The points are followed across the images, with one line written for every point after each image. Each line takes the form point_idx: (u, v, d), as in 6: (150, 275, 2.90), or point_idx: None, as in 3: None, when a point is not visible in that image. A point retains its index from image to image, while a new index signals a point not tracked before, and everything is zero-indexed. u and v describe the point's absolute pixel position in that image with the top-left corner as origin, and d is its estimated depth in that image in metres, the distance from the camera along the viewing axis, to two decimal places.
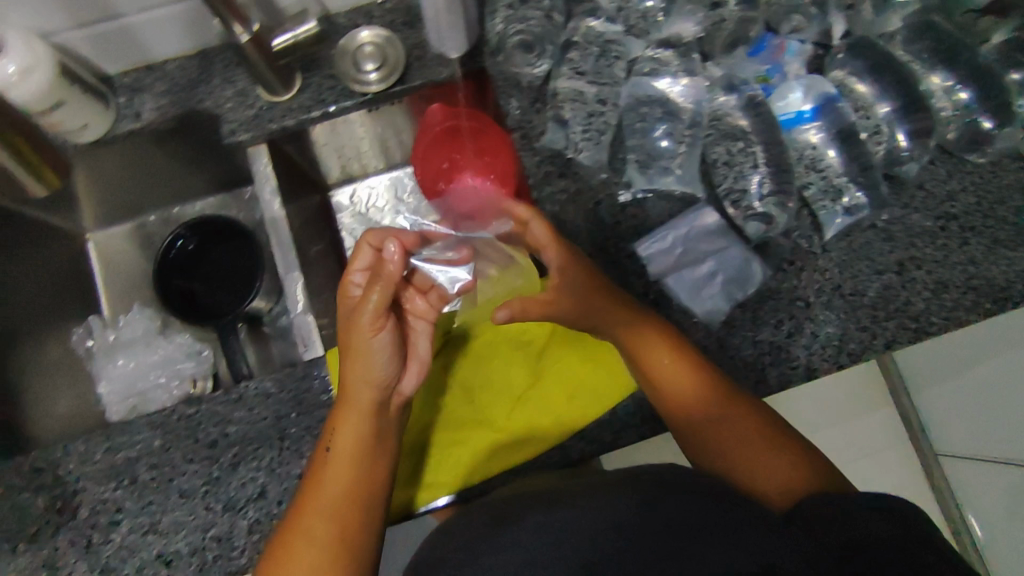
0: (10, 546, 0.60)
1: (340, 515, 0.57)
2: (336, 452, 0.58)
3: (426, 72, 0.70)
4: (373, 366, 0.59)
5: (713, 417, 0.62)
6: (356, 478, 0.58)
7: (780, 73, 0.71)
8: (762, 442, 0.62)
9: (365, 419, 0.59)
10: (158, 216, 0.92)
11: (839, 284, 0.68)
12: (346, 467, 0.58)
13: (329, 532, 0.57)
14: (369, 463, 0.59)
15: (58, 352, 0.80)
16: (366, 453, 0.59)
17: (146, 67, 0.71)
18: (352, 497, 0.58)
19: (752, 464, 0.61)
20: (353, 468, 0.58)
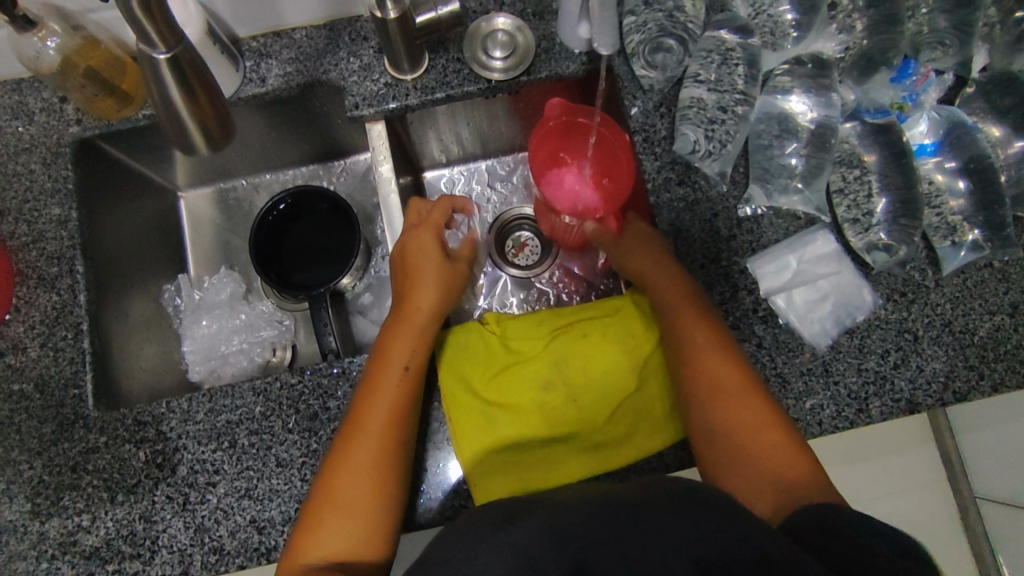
0: (109, 495, 0.60)
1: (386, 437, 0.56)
2: (396, 375, 0.59)
3: (553, 65, 0.71)
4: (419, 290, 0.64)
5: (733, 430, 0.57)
6: (395, 410, 0.57)
7: (916, 102, 0.70)
8: (792, 462, 0.55)
9: (404, 348, 0.61)
10: (248, 181, 0.89)
11: (949, 321, 0.67)
12: (392, 395, 0.58)
13: (370, 458, 0.55)
14: (394, 388, 0.58)
15: (151, 305, 0.79)
16: (409, 385, 0.59)
17: (275, 33, 0.72)
18: (395, 430, 0.57)
19: (755, 459, 0.56)
20: (396, 397, 0.58)
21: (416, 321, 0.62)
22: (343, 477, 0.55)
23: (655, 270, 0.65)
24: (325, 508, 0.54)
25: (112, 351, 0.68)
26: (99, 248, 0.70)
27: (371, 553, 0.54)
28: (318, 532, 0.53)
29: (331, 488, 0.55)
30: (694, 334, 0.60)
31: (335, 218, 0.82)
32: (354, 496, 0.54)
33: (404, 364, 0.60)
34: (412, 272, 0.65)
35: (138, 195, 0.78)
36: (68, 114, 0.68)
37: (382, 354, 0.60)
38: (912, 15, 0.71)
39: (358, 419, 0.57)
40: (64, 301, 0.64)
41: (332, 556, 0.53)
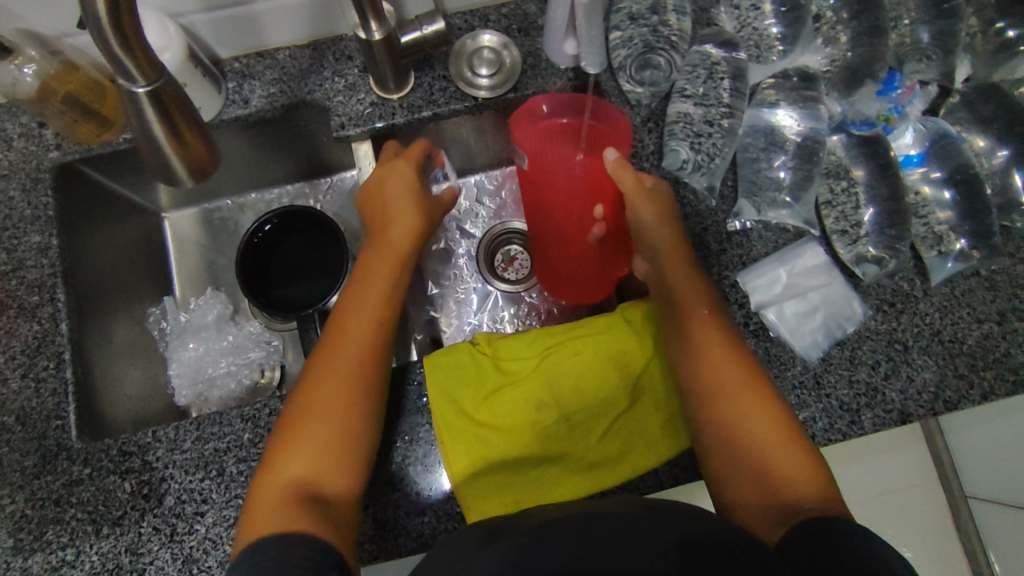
0: (94, 528, 0.59)
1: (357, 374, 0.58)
2: (375, 286, 0.62)
3: (539, 81, 0.71)
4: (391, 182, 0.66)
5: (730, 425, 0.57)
6: (369, 340, 0.60)
7: (901, 113, 0.70)
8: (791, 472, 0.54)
9: (385, 272, 0.63)
10: (233, 201, 0.88)
11: (938, 330, 0.67)
12: (366, 330, 0.60)
13: (343, 381, 0.57)
14: (371, 289, 0.62)
15: (135, 329, 0.78)
16: (391, 292, 0.62)
17: (258, 53, 0.71)
18: (367, 364, 0.59)
19: (766, 471, 0.54)
20: (371, 310, 0.61)
21: (389, 252, 0.64)
22: (320, 385, 0.57)
23: (675, 259, 0.62)
24: (298, 427, 0.56)
25: (96, 379, 0.67)
26: (81, 274, 0.69)
27: (339, 484, 0.54)
28: (287, 455, 0.54)
29: (300, 416, 0.56)
30: (707, 341, 0.59)
31: (322, 236, 0.81)
32: (323, 425, 0.55)
33: (384, 295, 0.62)
34: (384, 180, 0.66)
35: (121, 218, 0.77)
36: (48, 139, 0.67)
37: (357, 285, 0.63)
38: (894, 27, 0.72)
39: (337, 340, 0.59)
40: (45, 331, 0.63)
41: (302, 475, 0.54)
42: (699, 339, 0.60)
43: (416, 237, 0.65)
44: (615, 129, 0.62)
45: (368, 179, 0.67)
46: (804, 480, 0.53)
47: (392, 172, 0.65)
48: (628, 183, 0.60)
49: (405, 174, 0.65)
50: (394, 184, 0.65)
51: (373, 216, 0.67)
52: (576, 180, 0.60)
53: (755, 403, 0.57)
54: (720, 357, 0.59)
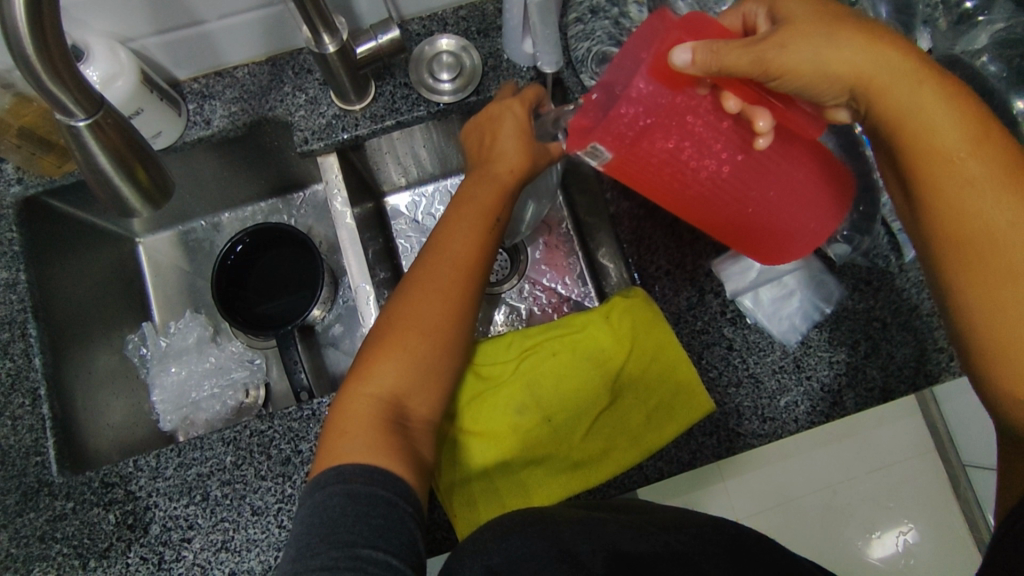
0: (80, 562, 0.58)
1: (448, 297, 0.58)
2: (487, 224, 0.61)
3: (501, 82, 0.70)
4: (502, 136, 0.63)
5: (994, 245, 0.44)
6: (467, 268, 0.59)
7: None
8: None
9: (488, 199, 0.62)
10: (207, 221, 0.87)
11: (916, 305, 0.67)
12: (465, 251, 0.60)
13: (444, 312, 0.58)
14: (484, 232, 0.61)
15: (115, 358, 0.78)
16: (492, 234, 0.62)
17: (216, 73, 0.71)
18: (463, 292, 0.59)
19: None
20: (479, 239, 0.61)
21: (500, 162, 0.62)
22: (422, 308, 0.57)
23: (881, 71, 0.47)
24: (397, 342, 0.56)
25: (77, 411, 0.67)
26: (54, 307, 0.68)
27: (425, 408, 0.56)
28: (382, 366, 0.56)
29: (391, 324, 0.57)
30: (974, 191, 0.45)
31: (298, 251, 0.81)
32: (420, 330, 0.57)
33: (496, 215, 0.62)
34: (495, 128, 0.63)
35: (92, 247, 0.77)
36: (8, 173, 0.67)
37: (460, 216, 0.61)
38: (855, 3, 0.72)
39: (438, 257, 0.60)
40: (19, 367, 0.63)
41: (393, 391, 0.55)
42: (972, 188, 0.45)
43: (520, 179, 0.63)
44: (669, 30, 0.47)
45: (482, 112, 0.64)
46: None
47: (502, 117, 0.63)
48: (733, 55, 0.45)
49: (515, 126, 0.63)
50: (507, 134, 0.62)
51: (479, 146, 0.65)
52: (665, 94, 0.49)
53: None
54: (997, 221, 0.44)
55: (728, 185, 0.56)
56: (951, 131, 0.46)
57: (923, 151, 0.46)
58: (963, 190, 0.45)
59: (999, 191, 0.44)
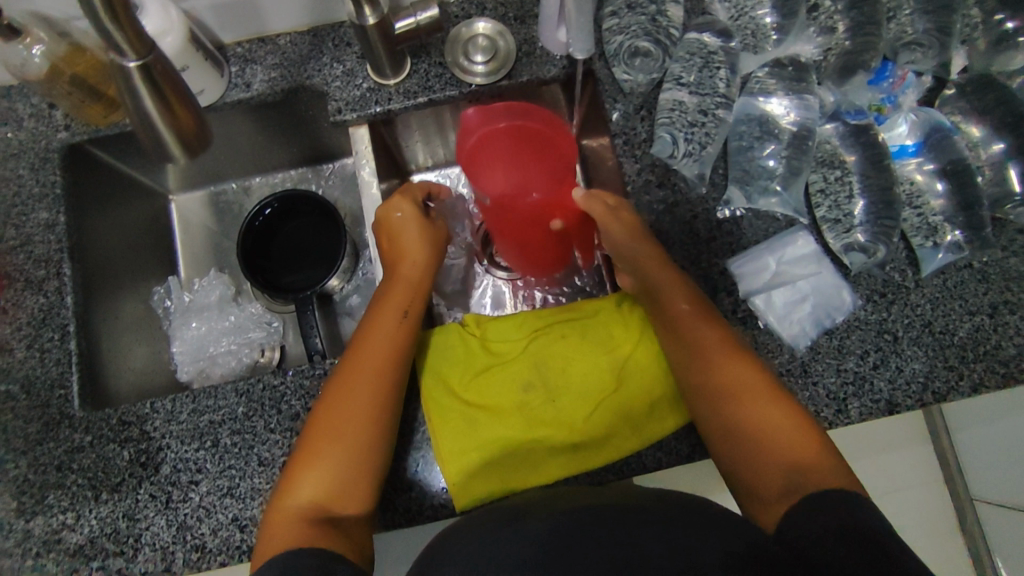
0: (93, 493, 0.61)
1: (368, 399, 0.56)
2: (394, 323, 0.61)
3: (534, 69, 0.72)
4: (405, 232, 0.68)
5: (727, 386, 0.57)
6: (385, 372, 0.58)
7: (894, 103, 0.71)
8: (806, 439, 0.54)
9: (403, 299, 0.63)
10: (238, 184, 0.90)
11: (929, 321, 0.67)
12: (385, 350, 0.59)
13: (366, 406, 0.56)
14: (391, 330, 0.60)
15: (140, 307, 0.81)
16: (405, 331, 0.61)
17: (259, 39, 0.73)
18: (376, 387, 0.57)
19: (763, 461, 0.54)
20: (390, 339, 0.60)
21: (405, 274, 0.65)
22: (334, 417, 0.56)
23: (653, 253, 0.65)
24: (311, 453, 0.55)
25: (101, 352, 0.69)
26: (88, 251, 0.71)
27: (355, 505, 0.54)
28: (302, 477, 0.54)
29: (312, 439, 0.55)
30: (707, 357, 0.59)
31: (322, 220, 0.83)
32: (337, 443, 0.55)
33: (402, 313, 0.62)
34: (395, 230, 0.68)
35: (128, 198, 0.80)
36: (57, 119, 0.70)
37: (371, 322, 0.61)
38: (894, 17, 0.72)
39: (353, 369, 0.58)
40: (51, 303, 0.66)
41: (315, 499, 0.53)
42: (714, 360, 0.59)
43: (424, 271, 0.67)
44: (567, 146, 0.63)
45: (377, 218, 0.69)
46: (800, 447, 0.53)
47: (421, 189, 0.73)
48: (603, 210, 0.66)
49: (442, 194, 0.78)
50: (405, 232, 0.68)
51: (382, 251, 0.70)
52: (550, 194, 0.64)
53: (770, 455, 0.54)
54: (735, 378, 0.57)
55: (523, 241, 0.71)
56: (701, 330, 0.60)
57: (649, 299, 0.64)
58: (697, 344, 0.60)
59: (726, 354, 0.59)
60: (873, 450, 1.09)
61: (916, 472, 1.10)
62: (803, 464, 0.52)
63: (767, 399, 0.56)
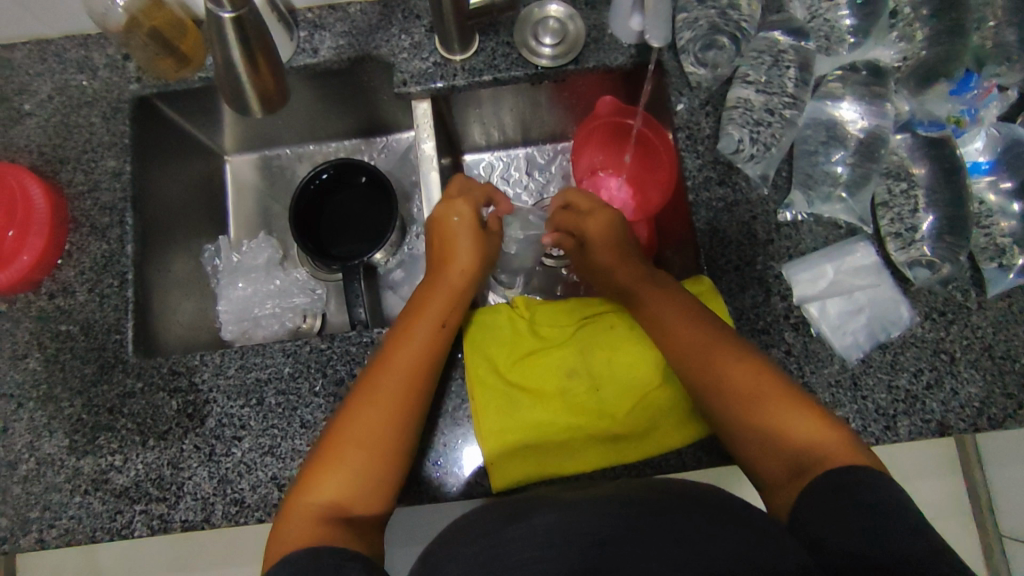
0: (141, 439, 0.62)
1: (399, 397, 0.56)
2: (432, 332, 0.60)
3: (602, 55, 0.71)
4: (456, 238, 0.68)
5: (717, 383, 0.57)
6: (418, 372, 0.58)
7: (974, 117, 0.69)
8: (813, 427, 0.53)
9: (442, 307, 0.63)
10: (292, 150, 0.91)
11: (989, 345, 0.65)
12: (416, 352, 0.59)
13: (395, 415, 0.56)
14: (428, 340, 0.60)
15: (192, 263, 0.82)
16: (440, 343, 0.60)
17: (330, 6, 0.73)
18: (408, 396, 0.56)
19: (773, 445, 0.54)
20: (426, 346, 0.59)
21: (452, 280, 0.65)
22: (364, 419, 0.55)
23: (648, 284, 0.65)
24: (336, 452, 0.54)
25: (154, 302, 0.71)
26: (149, 202, 0.73)
27: (372, 507, 0.54)
28: (327, 475, 0.53)
29: (338, 431, 0.55)
30: (692, 355, 0.59)
31: (374, 193, 0.84)
32: (362, 442, 0.54)
33: (439, 322, 0.61)
34: (449, 233, 0.68)
35: (188, 154, 0.81)
36: (129, 71, 0.71)
37: (405, 330, 0.60)
38: (979, 27, 0.69)
39: (384, 365, 0.58)
40: (112, 250, 0.67)
41: (335, 500, 0.53)
42: (719, 345, 0.58)
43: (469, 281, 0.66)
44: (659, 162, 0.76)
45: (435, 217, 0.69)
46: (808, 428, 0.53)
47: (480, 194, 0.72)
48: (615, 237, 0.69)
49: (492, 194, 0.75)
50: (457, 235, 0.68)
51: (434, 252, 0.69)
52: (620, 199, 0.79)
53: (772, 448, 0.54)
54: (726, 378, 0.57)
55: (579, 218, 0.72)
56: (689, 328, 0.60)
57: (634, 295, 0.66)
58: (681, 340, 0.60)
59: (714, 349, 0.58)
60: (901, 476, 1.06)
61: (943, 502, 1.07)
62: (811, 451, 0.52)
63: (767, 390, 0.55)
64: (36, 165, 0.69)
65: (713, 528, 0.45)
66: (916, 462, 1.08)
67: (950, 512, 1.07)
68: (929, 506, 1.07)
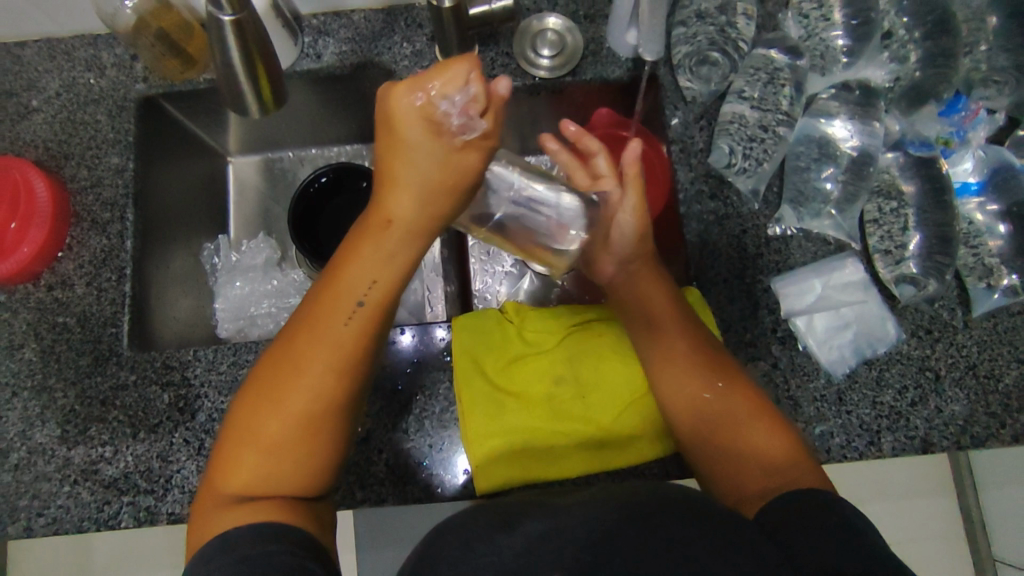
0: (132, 431, 0.63)
1: (335, 375, 0.50)
2: (343, 316, 0.51)
3: (599, 68, 0.73)
4: (407, 161, 0.51)
5: (716, 404, 0.58)
6: (356, 344, 0.51)
7: (962, 138, 0.70)
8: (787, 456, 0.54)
9: (373, 264, 0.51)
10: (294, 153, 0.92)
11: (973, 364, 0.65)
12: (347, 323, 0.51)
13: (307, 412, 0.50)
14: (342, 326, 0.50)
15: (191, 260, 0.83)
16: (367, 313, 0.51)
17: (334, 12, 0.75)
18: (345, 375, 0.51)
19: (738, 462, 0.55)
20: (355, 320, 0.51)
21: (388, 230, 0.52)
22: (281, 403, 0.50)
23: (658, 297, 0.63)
24: (257, 430, 0.49)
25: (151, 297, 0.72)
26: (150, 198, 0.74)
27: (303, 490, 0.50)
28: (244, 458, 0.49)
29: (261, 408, 0.50)
30: (689, 377, 0.59)
31: (371, 196, 0.85)
32: (294, 423, 0.49)
33: (369, 282, 0.51)
34: (397, 159, 0.51)
35: (191, 153, 0.82)
36: (136, 71, 0.73)
37: (327, 294, 0.51)
38: (970, 51, 0.70)
39: (309, 334, 0.50)
40: (112, 245, 0.68)
41: (258, 486, 0.48)
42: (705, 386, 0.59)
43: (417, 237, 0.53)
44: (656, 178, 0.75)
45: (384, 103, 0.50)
46: (772, 446, 0.55)
47: (459, 79, 0.47)
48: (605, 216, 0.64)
49: (470, 94, 0.47)
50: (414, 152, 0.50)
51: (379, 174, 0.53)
52: None
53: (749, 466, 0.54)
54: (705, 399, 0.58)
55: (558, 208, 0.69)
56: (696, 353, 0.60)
57: (649, 318, 0.63)
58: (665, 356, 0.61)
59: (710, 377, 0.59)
60: (894, 495, 1.06)
61: (936, 523, 1.07)
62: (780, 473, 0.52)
63: (743, 414, 0.57)
64: (42, 160, 0.71)
65: (692, 521, 0.44)
66: (908, 480, 1.07)
67: (940, 533, 1.07)
68: (920, 524, 1.07)
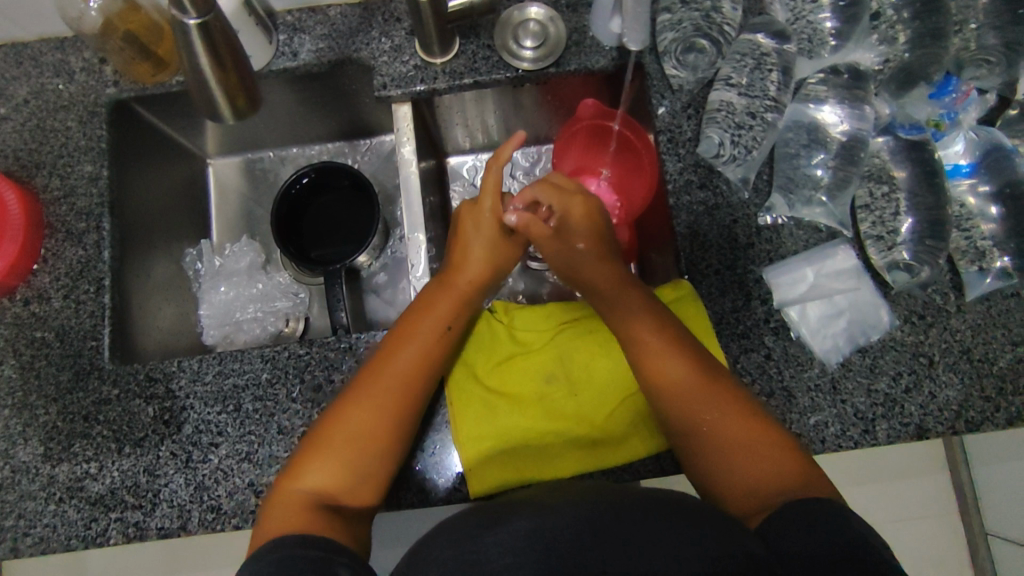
0: (117, 446, 0.62)
1: (406, 394, 0.57)
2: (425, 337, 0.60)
3: (582, 58, 0.71)
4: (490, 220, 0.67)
5: (690, 394, 0.57)
6: (428, 370, 0.59)
7: (953, 120, 0.69)
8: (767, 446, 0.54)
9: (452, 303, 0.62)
10: (275, 153, 0.90)
11: (967, 348, 0.65)
12: (427, 346, 0.59)
13: (381, 418, 0.56)
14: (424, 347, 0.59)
15: (173, 268, 0.81)
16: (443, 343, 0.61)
17: (309, 9, 0.73)
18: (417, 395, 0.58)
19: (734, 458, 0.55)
20: (429, 346, 0.59)
21: (471, 274, 0.65)
22: (359, 416, 0.56)
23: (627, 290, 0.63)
24: (331, 440, 0.55)
25: (131, 306, 0.70)
26: (127, 206, 0.72)
27: (361, 498, 0.55)
28: (313, 466, 0.54)
29: (337, 422, 0.55)
30: (664, 359, 0.59)
31: (356, 195, 0.83)
32: (366, 436, 0.55)
33: (446, 320, 0.61)
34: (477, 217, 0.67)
35: (168, 157, 0.80)
36: (106, 75, 0.70)
37: (414, 322, 0.61)
38: (959, 30, 0.69)
39: (391, 357, 0.58)
40: (88, 256, 0.67)
41: (322, 490, 0.53)
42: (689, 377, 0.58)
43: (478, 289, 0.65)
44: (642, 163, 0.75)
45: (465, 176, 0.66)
46: (760, 442, 0.55)
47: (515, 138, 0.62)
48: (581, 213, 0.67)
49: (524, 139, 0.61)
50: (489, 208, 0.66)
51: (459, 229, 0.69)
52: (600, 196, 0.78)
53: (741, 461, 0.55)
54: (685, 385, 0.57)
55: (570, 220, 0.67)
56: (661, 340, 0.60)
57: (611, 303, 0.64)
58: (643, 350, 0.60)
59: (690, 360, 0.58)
60: (881, 476, 1.07)
61: (931, 499, 1.08)
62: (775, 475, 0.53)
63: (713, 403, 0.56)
64: (13, 170, 0.69)
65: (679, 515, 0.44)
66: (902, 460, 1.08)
67: (936, 509, 1.08)
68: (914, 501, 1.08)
